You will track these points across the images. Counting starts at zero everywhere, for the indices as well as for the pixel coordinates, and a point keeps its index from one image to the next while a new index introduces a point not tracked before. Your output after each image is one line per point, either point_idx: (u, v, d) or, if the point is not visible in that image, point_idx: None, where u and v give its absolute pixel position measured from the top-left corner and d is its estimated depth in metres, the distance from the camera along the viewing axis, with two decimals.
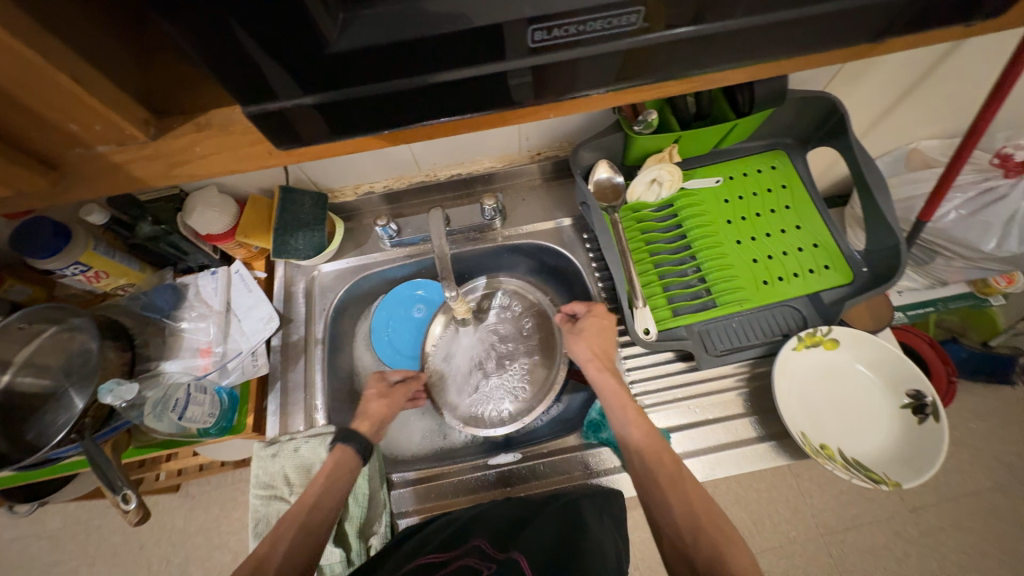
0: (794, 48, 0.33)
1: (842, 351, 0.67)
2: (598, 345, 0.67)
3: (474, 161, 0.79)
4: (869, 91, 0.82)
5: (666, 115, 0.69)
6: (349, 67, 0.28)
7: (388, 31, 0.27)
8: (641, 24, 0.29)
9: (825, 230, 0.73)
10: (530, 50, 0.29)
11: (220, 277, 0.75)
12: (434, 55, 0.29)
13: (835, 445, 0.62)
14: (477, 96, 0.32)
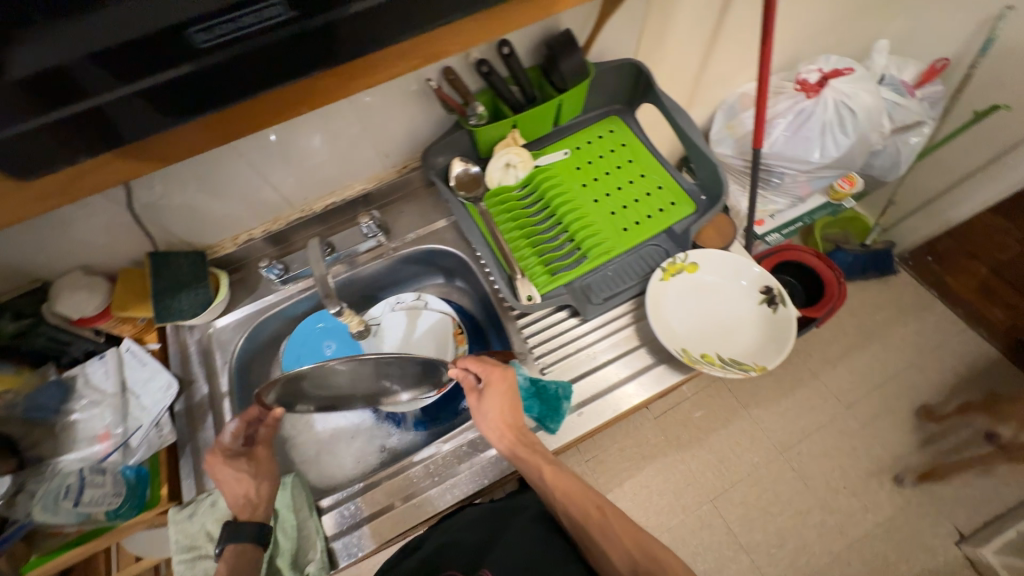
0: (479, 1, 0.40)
1: (704, 270, 0.75)
2: (505, 414, 0.64)
3: (344, 187, 0.83)
4: (680, 52, 0.94)
5: (499, 105, 0.76)
6: (32, 91, 0.32)
7: (48, 54, 0.31)
8: (288, 11, 0.34)
9: (666, 173, 0.82)
10: (202, 48, 0.34)
11: (109, 359, 0.72)
12: (127, 61, 0.33)
13: (713, 351, 0.70)
14: (177, 100, 0.36)
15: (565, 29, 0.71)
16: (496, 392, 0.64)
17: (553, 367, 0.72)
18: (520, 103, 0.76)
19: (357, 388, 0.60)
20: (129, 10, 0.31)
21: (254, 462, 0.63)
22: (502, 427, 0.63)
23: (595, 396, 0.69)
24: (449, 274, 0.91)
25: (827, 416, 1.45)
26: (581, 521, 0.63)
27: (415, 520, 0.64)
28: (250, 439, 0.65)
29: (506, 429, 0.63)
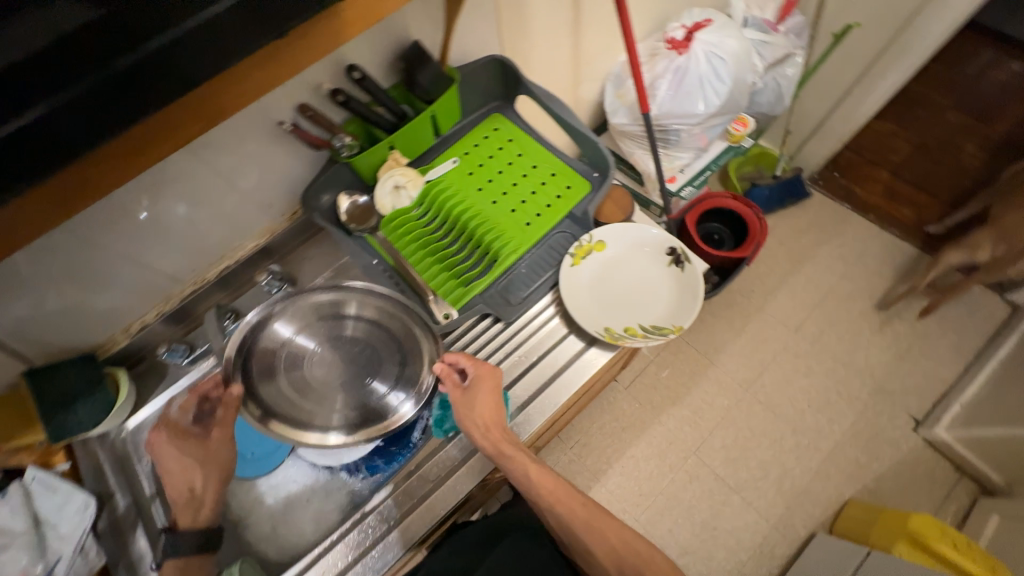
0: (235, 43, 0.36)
1: (612, 246, 0.77)
2: (491, 409, 0.65)
3: (235, 248, 0.79)
4: (549, 35, 0.93)
5: (370, 130, 0.73)
6: None
7: None
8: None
9: (557, 158, 0.83)
10: None
11: (13, 495, 0.64)
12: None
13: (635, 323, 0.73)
14: None
15: (415, 41, 0.70)
16: (483, 388, 0.64)
17: None
18: (390, 124, 0.74)
19: (326, 373, 0.69)
20: None
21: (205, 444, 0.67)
22: (491, 422, 0.63)
23: (533, 396, 0.70)
24: None
25: (779, 344, 1.52)
26: (564, 518, 0.65)
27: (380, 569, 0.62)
28: (203, 418, 0.68)
29: (493, 428, 0.63)
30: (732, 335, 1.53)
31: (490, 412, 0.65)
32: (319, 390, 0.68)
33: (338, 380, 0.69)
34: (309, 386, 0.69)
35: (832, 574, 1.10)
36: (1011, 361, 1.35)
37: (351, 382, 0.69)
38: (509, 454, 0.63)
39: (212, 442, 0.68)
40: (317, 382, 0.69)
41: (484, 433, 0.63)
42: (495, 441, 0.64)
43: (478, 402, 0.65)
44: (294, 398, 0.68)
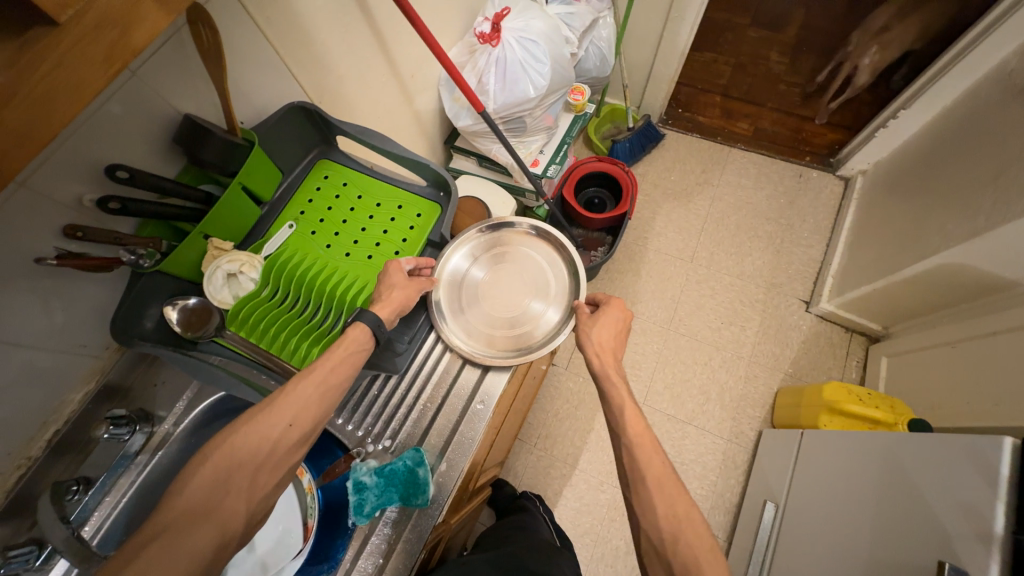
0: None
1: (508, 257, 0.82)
2: (610, 339, 0.72)
3: (59, 407, 0.64)
4: (355, 66, 0.88)
5: (174, 225, 0.64)
6: None
7: None
8: None
9: (400, 188, 0.79)
10: None
11: None
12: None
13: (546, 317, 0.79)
14: None
15: (186, 115, 0.61)
16: (613, 315, 0.73)
17: (398, 437, 0.70)
18: (195, 212, 0.65)
19: (500, 294, 0.79)
20: None
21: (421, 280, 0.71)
22: (606, 344, 0.70)
23: (448, 440, 0.69)
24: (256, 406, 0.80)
25: (681, 277, 1.63)
26: (638, 458, 0.60)
27: None
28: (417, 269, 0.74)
29: (610, 351, 0.70)
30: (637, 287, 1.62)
31: (607, 339, 0.72)
32: (525, 284, 0.80)
33: (542, 277, 0.81)
34: (479, 324, 0.77)
35: (783, 461, 1.22)
36: (856, 228, 1.57)
37: (528, 295, 0.79)
38: (612, 375, 0.67)
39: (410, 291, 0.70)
40: (475, 335, 0.76)
41: (595, 350, 0.69)
42: (605, 364, 0.68)
43: (603, 323, 0.73)
44: (502, 289, 0.80)
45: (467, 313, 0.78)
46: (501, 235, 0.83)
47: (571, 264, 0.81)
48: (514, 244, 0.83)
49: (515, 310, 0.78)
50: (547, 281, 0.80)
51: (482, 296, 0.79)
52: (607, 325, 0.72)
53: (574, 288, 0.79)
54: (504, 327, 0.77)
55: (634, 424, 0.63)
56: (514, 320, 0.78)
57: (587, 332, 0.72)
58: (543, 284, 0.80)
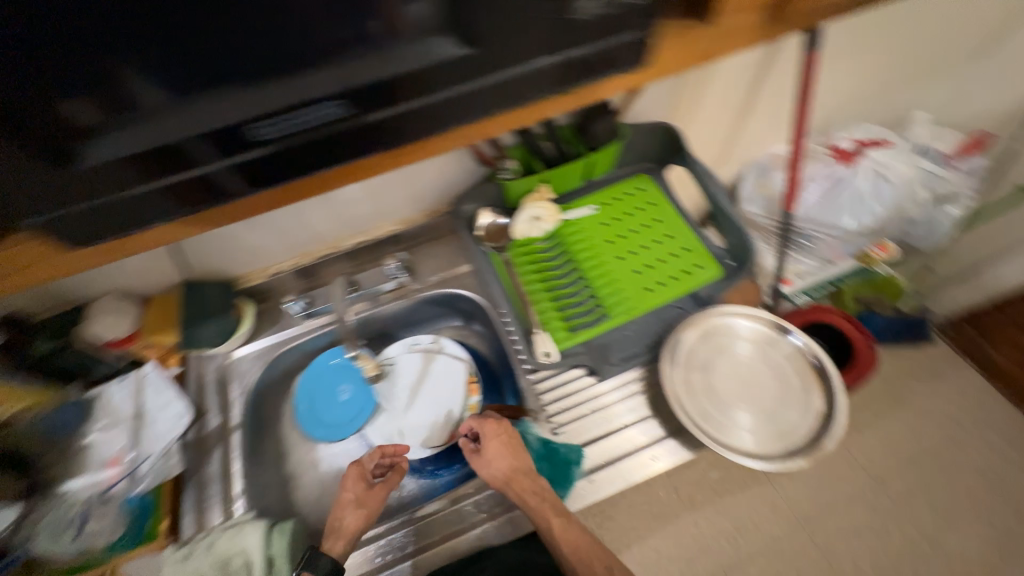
0: (536, 84, 0.40)
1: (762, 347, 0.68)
2: (505, 456, 0.63)
3: (376, 228, 0.86)
4: (712, 117, 0.94)
5: (531, 159, 0.78)
6: (113, 173, 0.35)
7: (146, 144, 0.35)
8: (341, 110, 0.36)
9: (695, 236, 0.81)
10: (266, 142, 0.37)
11: (129, 381, 0.74)
12: (172, 162, 0.36)
13: (768, 434, 0.63)
14: (236, 182, 0.39)
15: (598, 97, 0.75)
16: (491, 442, 0.64)
17: (563, 429, 0.69)
18: (550, 158, 0.78)
19: (733, 376, 0.66)
20: (213, 108, 0.34)
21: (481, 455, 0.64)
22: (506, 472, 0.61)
23: (605, 464, 0.66)
24: (464, 316, 0.90)
25: (906, 514, 1.19)
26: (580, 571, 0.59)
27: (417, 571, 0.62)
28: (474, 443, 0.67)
29: (515, 473, 0.61)
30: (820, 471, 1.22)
31: (504, 459, 0.62)
32: (758, 394, 0.65)
33: (782, 403, 0.64)
34: (695, 389, 0.65)
35: None
36: None
37: (752, 406, 0.65)
38: (529, 494, 0.60)
39: (492, 454, 0.63)
40: (686, 396, 0.64)
41: (504, 475, 0.61)
42: (521, 481, 0.61)
43: (490, 452, 0.63)
44: (733, 380, 0.66)
45: (692, 371, 0.66)
46: (772, 334, 0.68)
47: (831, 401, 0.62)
48: (779, 341, 0.67)
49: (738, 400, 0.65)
50: (784, 410, 0.64)
51: (715, 367, 0.66)
52: (490, 460, 0.62)
53: (815, 433, 0.61)
54: (716, 409, 0.64)
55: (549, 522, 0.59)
56: (731, 412, 0.64)
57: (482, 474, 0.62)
58: (778, 409, 0.64)
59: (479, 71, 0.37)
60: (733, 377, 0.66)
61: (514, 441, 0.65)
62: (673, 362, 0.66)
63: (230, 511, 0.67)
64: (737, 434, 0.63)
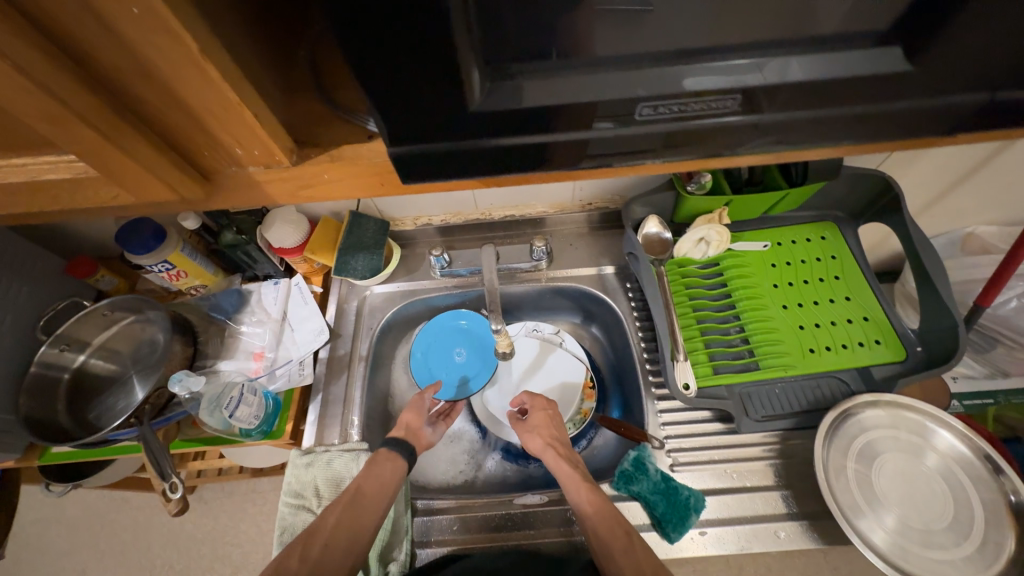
0: (891, 124, 0.33)
1: (939, 459, 0.59)
2: (547, 427, 0.68)
3: (527, 205, 0.85)
4: (924, 178, 0.81)
5: (719, 178, 0.72)
6: (483, 125, 0.31)
7: (527, 100, 0.30)
8: (739, 107, 0.31)
9: (878, 306, 0.71)
10: (640, 123, 0.32)
11: (281, 287, 0.80)
12: (540, 119, 0.31)
13: (925, 556, 0.54)
14: (578, 154, 0.35)
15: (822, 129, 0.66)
16: (535, 412, 0.71)
17: (680, 468, 0.65)
18: (740, 182, 0.72)
19: (891, 476, 0.59)
20: (619, 75, 0.29)
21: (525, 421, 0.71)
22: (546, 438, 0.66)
23: (721, 521, 0.61)
24: (585, 315, 0.88)
25: None
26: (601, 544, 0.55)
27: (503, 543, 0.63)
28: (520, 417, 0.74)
29: (552, 441, 0.66)
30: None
31: (546, 430, 0.68)
32: (930, 512, 0.57)
33: (960, 532, 0.55)
34: (845, 475, 0.59)
35: None
36: None
37: (921, 523, 0.56)
38: (562, 460, 0.63)
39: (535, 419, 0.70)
40: (834, 479, 0.58)
41: (543, 441, 0.66)
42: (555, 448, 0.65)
43: (535, 421, 0.70)
44: (900, 486, 0.58)
45: (845, 453, 0.60)
46: (967, 454, 0.58)
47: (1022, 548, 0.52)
48: (961, 458, 0.58)
49: (893, 506, 0.57)
50: (963, 542, 0.55)
51: (873, 459, 0.59)
52: (533, 426, 0.69)
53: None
54: (863, 505, 0.57)
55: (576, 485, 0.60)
56: (882, 515, 0.57)
57: (523, 439, 0.68)
58: (954, 537, 0.55)
59: (879, 97, 0.31)
60: (891, 478, 0.59)
61: (558, 419, 0.71)
62: (827, 437, 0.60)
63: (345, 435, 0.72)
64: (883, 541, 0.55)
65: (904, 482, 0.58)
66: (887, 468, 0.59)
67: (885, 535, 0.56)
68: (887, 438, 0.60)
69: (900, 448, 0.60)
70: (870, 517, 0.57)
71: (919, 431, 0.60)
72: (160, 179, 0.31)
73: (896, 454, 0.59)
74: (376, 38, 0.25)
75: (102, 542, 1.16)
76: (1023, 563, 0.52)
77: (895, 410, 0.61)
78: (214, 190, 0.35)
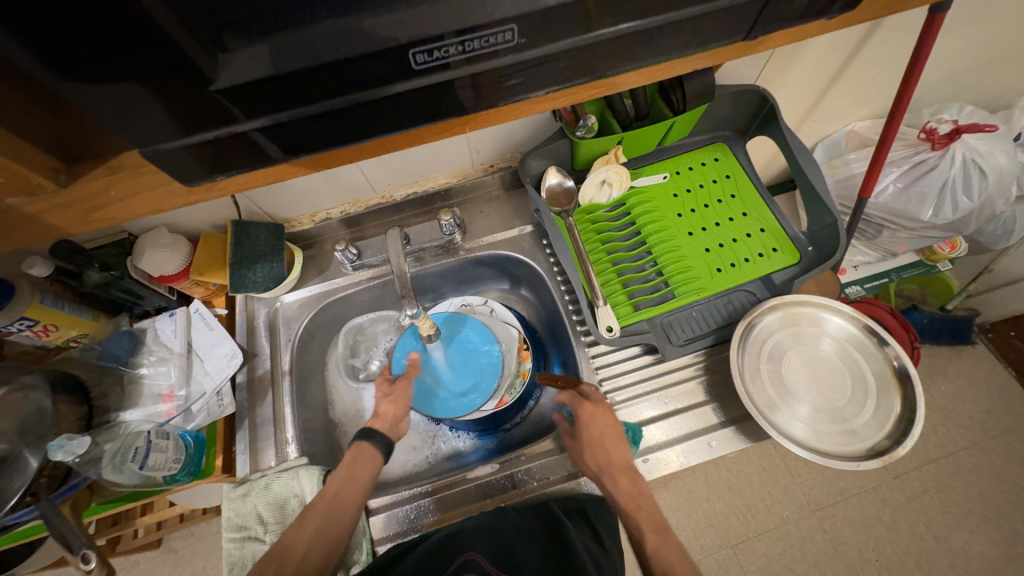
0: (683, 34, 0.34)
1: (833, 344, 0.65)
2: (606, 447, 0.61)
3: (429, 178, 0.80)
4: (798, 85, 0.85)
5: (608, 118, 0.71)
6: (243, 99, 0.29)
7: (272, 63, 0.28)
8: (517, 40, 0.31)
9: (772, 216, 0.75)
10: (416, 72, 0.31)
11: (179, 318, 0.73)
12: (316, 84, 0.30)
13: (834, 433, 0.61)
14: (395, 113, 0.34)
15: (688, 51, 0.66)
16: (591, 428, 0.62)
17: (619, 407, 0.68)
18: (629, 118, 0.70)
19: (799, 370, 0.64)
20: (378, 24, 0.28)
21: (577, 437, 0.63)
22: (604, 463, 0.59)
23: (660, 445, 0.65)
24: (512, 279, 0.88)
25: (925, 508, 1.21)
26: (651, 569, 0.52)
27: (464, 507, 0.65)
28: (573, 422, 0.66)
29: (610, 466, 0.59)
30: (859, 474, 1.10)
31: (605, 450, 0.61)
32: (833, 392, 0.63)
33: (859, 403, 0.62)
34: (760, 380, 0.63)
35: None
36: None
37: (826, 404, 0.62)
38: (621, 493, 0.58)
39: (592, 434, 0.62)
40: (751, 384, 0.63)
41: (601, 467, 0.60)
42: (615, 478, 0.59)
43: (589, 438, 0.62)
44: (807, 376, 0.64)
45: (756, 359, 0.64)
46: (858, 334, 0.64)
47: (907, 405, 0.59)
48: (851, 340, 0.65)
49: (802, 397, 0.63)
50: (861, 412, 0.61)
51: (782, 359, 0.64)
52: (590, 445, 0.61)
53: (886, 436, 0.58)
54: (778, 402, 0.62)
55: (644, 536, 0.55)
56: (794, 406, 0.62)
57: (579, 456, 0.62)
58: (854, 409, 0.61)
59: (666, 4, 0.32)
60: (798, 371, 0.64)
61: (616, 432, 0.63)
62: (740, 347, 0.64)
63: (284, 454, 0.69)
64: (797, 429, 0.61)
65: (809, 372, 0.64)
66: (795, 363, 0.64)
67: (798, 423, 0.61)
68: (789, 337, 0.65)
69: (802, 343, 0.65)
70: (784, 410, 0.62)
71: (814, 324, 0.66)
72: None
73: (800, 350, 0.65)
74: (63, 22, 0.23)
75: None
76: (908, 417, 0.59)
77: (793, 309, 0.66)
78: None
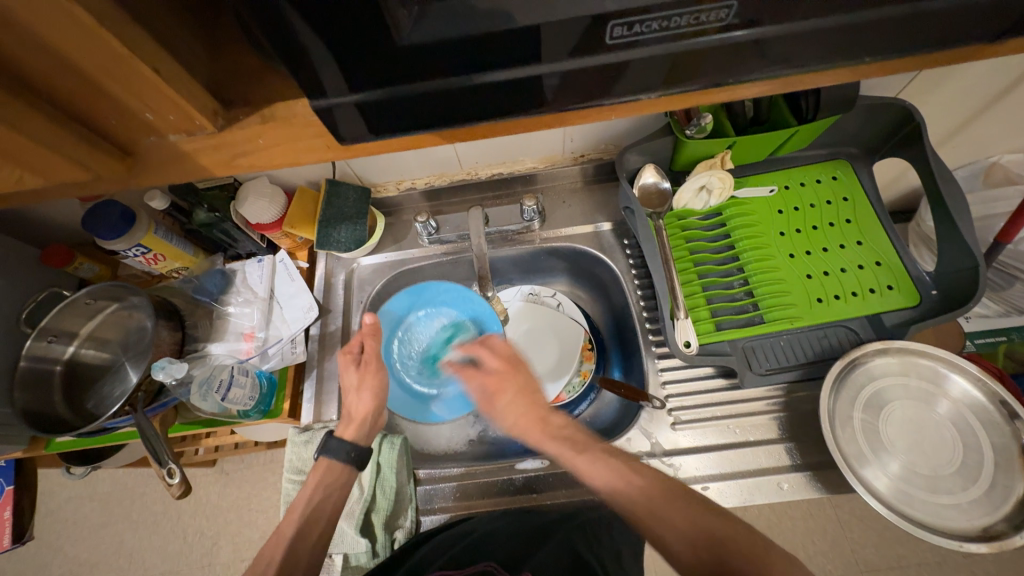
0: (890, 33, 0.30)
1: (949, 407, 0.57)
2: (522, 404, 0.59)
3: (517, 161, 0.79)
4: (948, 104, 0.74)
5: (722, 119, 0.66)
6: (421, 59, 0.28)
7: (459, 23, 0.26)
8: (731, 19, 0.28)
9: (892, 249, 0.67)
10: (605, 46, 0.28)
11: (266, 265, 0.77)
12: (492, 49, 0.28)
13: (933, 502, 0.54)
14: (561, 91, 0.31)
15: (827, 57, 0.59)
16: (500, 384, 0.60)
17: (682, 427, 0.64)
18: (745, 122, 0.66)
19: (900, 426, 0.57)
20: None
21: (492, 396, 0.61)
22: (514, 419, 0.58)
23: (722, 476, 0.61)
24: (581, 275, 0.85)
25: None
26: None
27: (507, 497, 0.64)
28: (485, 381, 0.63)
29: (534, 418, 0.58)
30: (925, 545, 0.98)
31: (519, 411, 0.59)
32: (938, 458, 0.56)
33: (970, 477, 0.54)
34: (851, 427, 0.57)
35: None
36: None
37: (927, 469, 0.55)
38: (556, 442, 0.56)
39: (502, 394, 0.60)
40: (840, 430, 0.57)
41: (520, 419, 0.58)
42: (530, 425, 0.58)
43: (504, 397, 0.60)
44: (909, 434, 0.57)
45: (849, 403, 0.58)
46: (983, 401, 0.56)
47: None
48: (973, 406, 0.57)
49: (900, 456, 0.56)
50: (971, 487, 0.54)
51: (881, 410, 0.58)
52: (507, 411, 0.59)
53: (1002, 520, 0.51)
54: (869, 456, 0.56)
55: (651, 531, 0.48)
56: (886, 463, 0.56)
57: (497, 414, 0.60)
58: (961, 482, 0.54)
59: None
60: (899, 427, 0.57)
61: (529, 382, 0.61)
62: (834, 388, 0.58)
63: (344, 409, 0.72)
64: (887, 488, 0.55)
65: (913, 430, 0.57)
66: (895, 417, 0.58)
67: (889, 483, 0.55)
68: (896, 388, 0.58)
69: (909, 398, 0.58)
70: (874, 466, 0.56)
71: (929, 379, 0.58)
72: (85, 161, 0.31)
73: (904, 404, 0.58)
74: None
75: (136, 514, 1.21)
76: None
77: (906, 359, 0.59)
78: (139, 166, 0.34)
